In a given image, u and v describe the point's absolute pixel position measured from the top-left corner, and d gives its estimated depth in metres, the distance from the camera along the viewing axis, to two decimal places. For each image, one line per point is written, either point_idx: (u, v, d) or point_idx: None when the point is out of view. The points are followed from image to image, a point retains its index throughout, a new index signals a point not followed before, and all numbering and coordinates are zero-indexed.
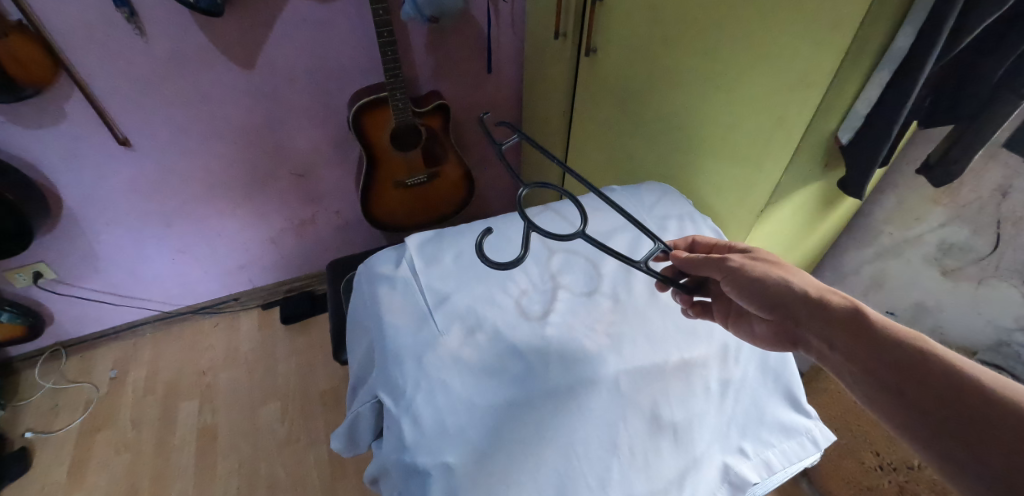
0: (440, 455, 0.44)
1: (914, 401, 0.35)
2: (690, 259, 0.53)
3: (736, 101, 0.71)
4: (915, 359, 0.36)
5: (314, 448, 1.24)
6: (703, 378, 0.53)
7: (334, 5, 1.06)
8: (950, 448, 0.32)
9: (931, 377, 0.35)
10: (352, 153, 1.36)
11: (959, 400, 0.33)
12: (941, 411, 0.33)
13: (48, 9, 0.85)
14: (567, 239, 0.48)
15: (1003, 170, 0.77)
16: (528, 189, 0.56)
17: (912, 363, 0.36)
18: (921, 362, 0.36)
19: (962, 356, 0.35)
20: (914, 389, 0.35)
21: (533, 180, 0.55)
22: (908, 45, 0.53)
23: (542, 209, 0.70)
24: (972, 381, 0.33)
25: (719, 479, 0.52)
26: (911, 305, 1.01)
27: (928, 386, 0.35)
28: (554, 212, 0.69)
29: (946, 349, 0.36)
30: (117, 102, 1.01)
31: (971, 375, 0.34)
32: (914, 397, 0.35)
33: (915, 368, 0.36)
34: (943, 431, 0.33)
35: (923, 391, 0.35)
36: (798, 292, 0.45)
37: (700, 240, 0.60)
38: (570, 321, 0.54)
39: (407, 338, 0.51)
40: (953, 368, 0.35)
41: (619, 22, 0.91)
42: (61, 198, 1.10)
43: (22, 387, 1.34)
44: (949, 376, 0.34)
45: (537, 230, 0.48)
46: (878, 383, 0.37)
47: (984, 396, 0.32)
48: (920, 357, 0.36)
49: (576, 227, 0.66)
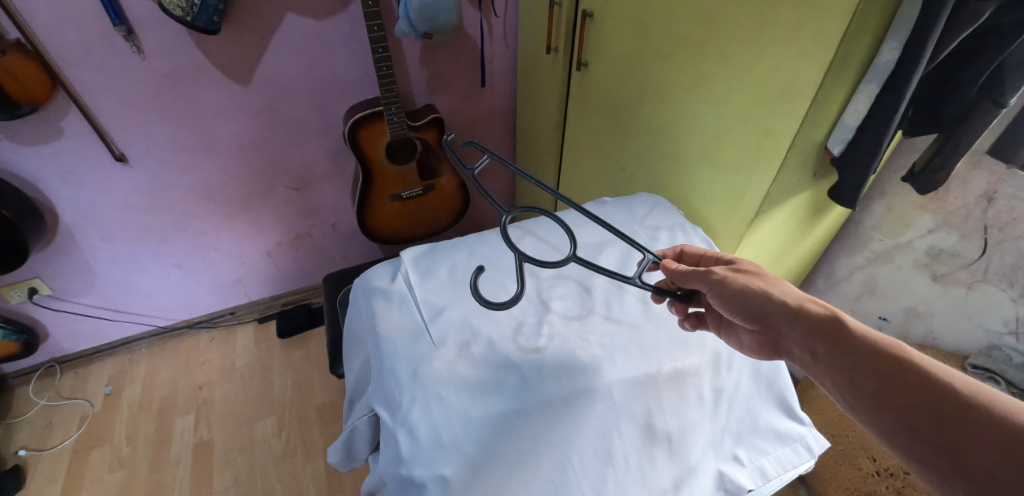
0: (436, 467, 0.44)
1: (893, 407, 0.36)
2: (679, 270, 0.54)
3: (724, 113, 0.73)
4: (893, 366, 0.37)
5: (311, 462, 1.23)
6: (696, 388, 0.54)
7: (328, 22, 1.08)
8: (931, 455, 0.33)
9: (907, 384, 0.36)
10: (348, 167, 1.37)
11: (936, 405, 0.34)
12: (919, 417, 0.34)
13: (46, 28, 0.86)
14: (558, 265, 0.50)
15: (988, 176, 0.79)
16: (513, 214, 0.56)
17: (891, 372, 0.37)
18: (899, 369, 0.37)
19: (938, 362, 0.36)
20: (891, 396, 0.36)
21: (516, 206, 0.55)
22: (893, 58, 0.55)
23: (524, 232, 0.70)
24: (946, 388, 0.34)
25: (714, 486, 0.52)
26: (903, 310, 1.02)
27: (904, 392, 0.36)
28: (536, 235, 0.69)
29: (924, 356, 0.37)
30: (114, 118, 1.02)
31: (949, 382, 0.34)
32: (892, 404, 0.36)
33: (893, 375, 0.37)
34: (923, 435, 0.33)
35: (902, 397, 0.36)
36: (779, 303, 0.46)
37: (688, 251, 0.61)
38: (564, 333, 0.55)
39: (404, 351, 0.52)
40: (931, 374, 0.35)
41: (609, 38, 0.94)
42: (57, 214, 1.10)
43: (16, 404, 1.33)
44: (926, 382, 0.35)
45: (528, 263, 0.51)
46: (858, 390, 0.38)
47: (959, 402, 0.33)
48: (896, 366, 0.37)
49: (565, 252, 0.66)
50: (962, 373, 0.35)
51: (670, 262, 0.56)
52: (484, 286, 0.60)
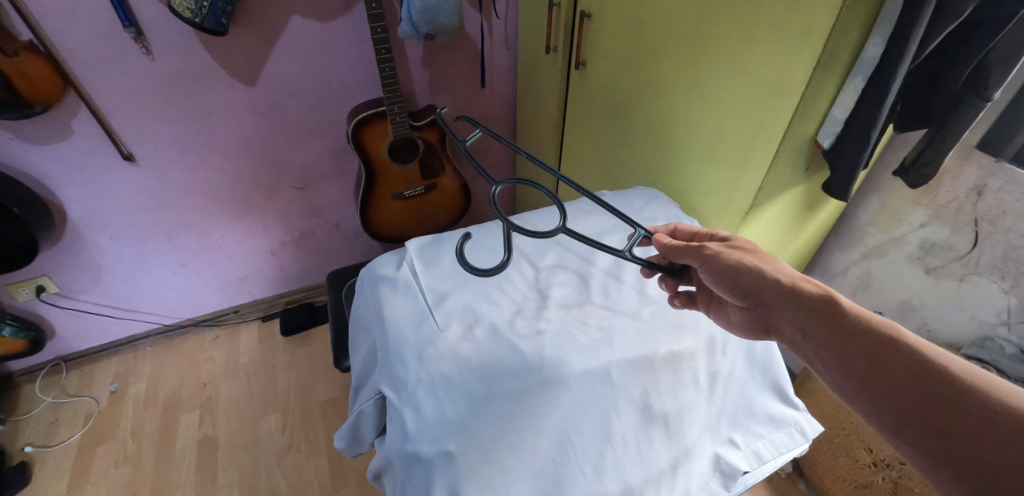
0: (440, 443, 0.45)
1: (880, 385, 0.37)
2: (672, 244, 0.55)
3: (717, 108, 0.75)
4: (886, 346, 0.39)
5: (314, 458, 1.24)
6: (691, 371, 0.56)
7: (333, 24, 1.11)
8: (915, 430, 0.35)
9: (898, 363, 0.37)
10: (351, 167, 1.40)
11: (924, 385, 0.35)
12: (906, 394, 0.36)
13: (58, 30, 0.89)
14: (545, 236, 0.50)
15: (978, 171, 0.82)
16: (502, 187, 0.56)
17: (881, 351, 0.39)
18: (892, 349, 0.38)
19: (930, 343, 0.38)
20: (880, 373, 0.38)
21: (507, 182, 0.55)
22: (878, 53, 0.57)
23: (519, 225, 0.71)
24: (933, 367, 0.36)
25: (710, 469, 0.54)
26: (897, 304, 1.03)
27: (894, 371, 0.37)
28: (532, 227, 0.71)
29: (916, 337, 0.39)
30: (123, 118, 1.04)
31: (938, 362, 0.36)
32: (880, 381, 0.37)
33: (882, 353, 0.38)
34: (912, 412, 0.35)
35: (891, 375, 0.37)
36: (771, 280, 0.48)
37: (682, 228, 0.63)
38: (564, 317, 0.57)
39: (410, 334, 0.53)
40: (921, 354, 0.37)
41: (606, 37, 0.96)
42: (66, 213, 1.12)
43: (22, 402, 1.34)
44: (916, 362, 0.37)
45: (516, 231, 0.50)
46: (846, 367, 0.40)
47: (949, 380, 0.35)
48: (888, 345, 0.39)
49: (554, 244, 0.68)
50: (953, 355, 0.37)
51: (662, 236, 0.57)
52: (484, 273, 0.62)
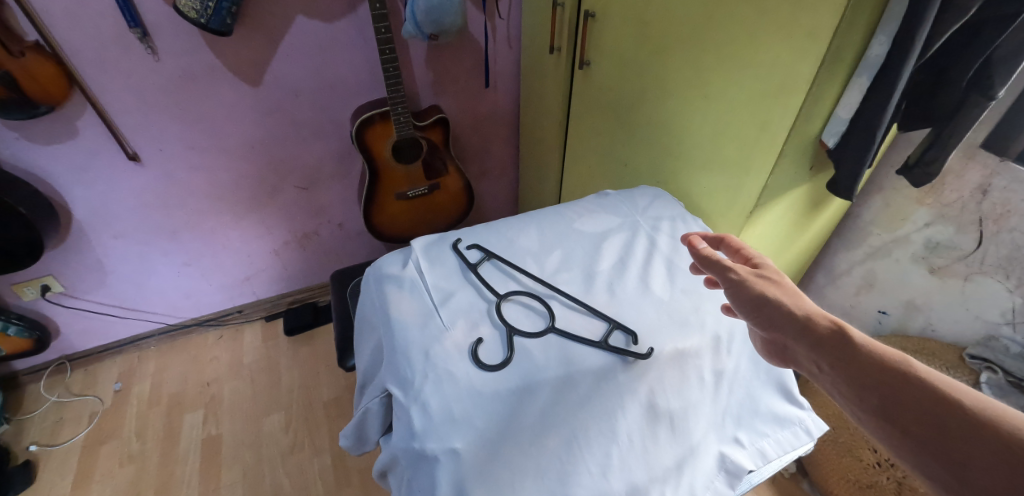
0: (448, 440, 0.45)
1: (906, 426, 0.34)
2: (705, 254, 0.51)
3: (720, 108, 0.75)
4: (908, 383, 0.35)
5: (318, 457, 1.24)
6: (697, 369, 0.56)
7: (336, 24, 1.11)
8: (942, 475, 0.32)
9: (923, 403, 0.34)
10: (355, 167, 1.40)
11: (953, 427, 0.32)
12: (934, 438, 0.33)
13: (63, 30, 0.89)
14: None
15: (982, 170, 0.82)
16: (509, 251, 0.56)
17: (902, 387, 0.35)
18: (917, 389, 0.35)
19: (952, 380, 0.34)
20: (894, 408, 0.35)
21: None
22: (883, 52, 0.57)
23: (525, 224, 0.72)
24: (953, 404, 0.33)
25: (715, 467, 0.54)
26: (901, 304, 1.03)
27: (921, 412, 0.34)
28: (536, 226, 0.71)
29: (938, 374, 0.35)
30: (128, 118, 1.05)
31: (961, 401, 0.33)
32: (906, 422, 0.34)
33: (904, 391, 0.35)
34: (931, 452, 0.32)
35: (907, 412, 0.34)
36: (788, 311, 0.44)
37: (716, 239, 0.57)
38: (569, 317, 0.57)
39: (416, 333, 0.54)
40: (943, 393, 0.34)
41: (610, 37, 0.96)
42: (71, 212, 1.13)
43: (27, 401, 1.35)
44: (942, 403, 0.33)
45: None
46: (866, 405, 0.37)
47: (967, 417, 0.32)
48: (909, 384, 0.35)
49: (559, 243, 0.69)
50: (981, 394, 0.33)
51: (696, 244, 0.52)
52: (489, 276, 0.62)
